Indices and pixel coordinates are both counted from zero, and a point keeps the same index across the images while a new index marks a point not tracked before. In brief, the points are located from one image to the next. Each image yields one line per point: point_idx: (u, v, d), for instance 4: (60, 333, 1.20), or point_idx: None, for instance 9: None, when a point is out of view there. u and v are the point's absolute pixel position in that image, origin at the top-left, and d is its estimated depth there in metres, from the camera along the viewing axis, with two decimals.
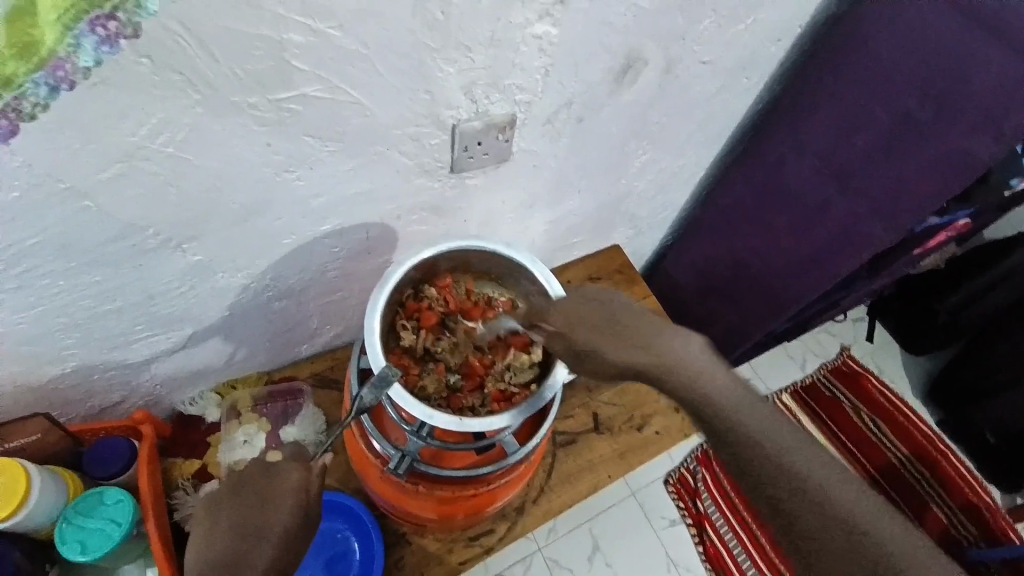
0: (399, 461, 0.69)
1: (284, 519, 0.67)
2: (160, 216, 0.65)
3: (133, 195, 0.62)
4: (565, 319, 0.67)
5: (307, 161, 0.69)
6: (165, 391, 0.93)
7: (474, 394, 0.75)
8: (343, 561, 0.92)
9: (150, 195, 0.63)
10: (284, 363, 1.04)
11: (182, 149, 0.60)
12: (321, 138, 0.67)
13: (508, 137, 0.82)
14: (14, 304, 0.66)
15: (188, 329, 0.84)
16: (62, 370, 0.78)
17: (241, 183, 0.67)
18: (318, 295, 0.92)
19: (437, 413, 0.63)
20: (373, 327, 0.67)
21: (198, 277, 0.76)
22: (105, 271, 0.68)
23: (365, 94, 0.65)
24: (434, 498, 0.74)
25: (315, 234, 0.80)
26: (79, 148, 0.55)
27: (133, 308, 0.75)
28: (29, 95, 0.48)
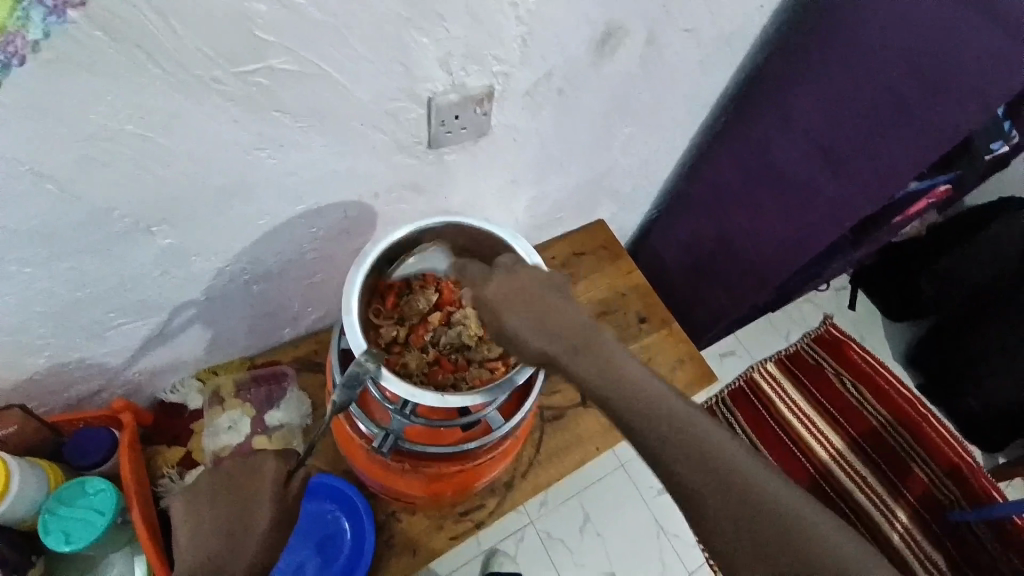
0: (383, 440, 0.68)
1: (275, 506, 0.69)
2: (128, 198, 0.63)
3: (97, 177, 0.59)
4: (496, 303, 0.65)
5: (278, 139, 0.67)
6: (146, 379, 0.91)
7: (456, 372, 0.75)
8: (333, 541, 0.93)
9: (114, 177, 0.60)
10: (268, 348, 1.03)
11: (145, 127, 0.58)
12: (291, 114, 0.65)
13: (487, 111, 0.80)
14: None
15: (166, 315, 0.82)
16: (36, 361, 0.76)
17: (211, 163, 0.65)
18: (298, 278, 0.90)
19: (420, 391, 0.62)
20: (350, 306, 0.66)
21: (172, 262, 0.74)
22: (73, 258, 0.66)
23: (336, 67, 0.63)
24: (421, 475, 0.74)
25: (292, 215, 0.78)
26: (36, 129, 0.52)
27: (106, 296, 0.73)
28: None
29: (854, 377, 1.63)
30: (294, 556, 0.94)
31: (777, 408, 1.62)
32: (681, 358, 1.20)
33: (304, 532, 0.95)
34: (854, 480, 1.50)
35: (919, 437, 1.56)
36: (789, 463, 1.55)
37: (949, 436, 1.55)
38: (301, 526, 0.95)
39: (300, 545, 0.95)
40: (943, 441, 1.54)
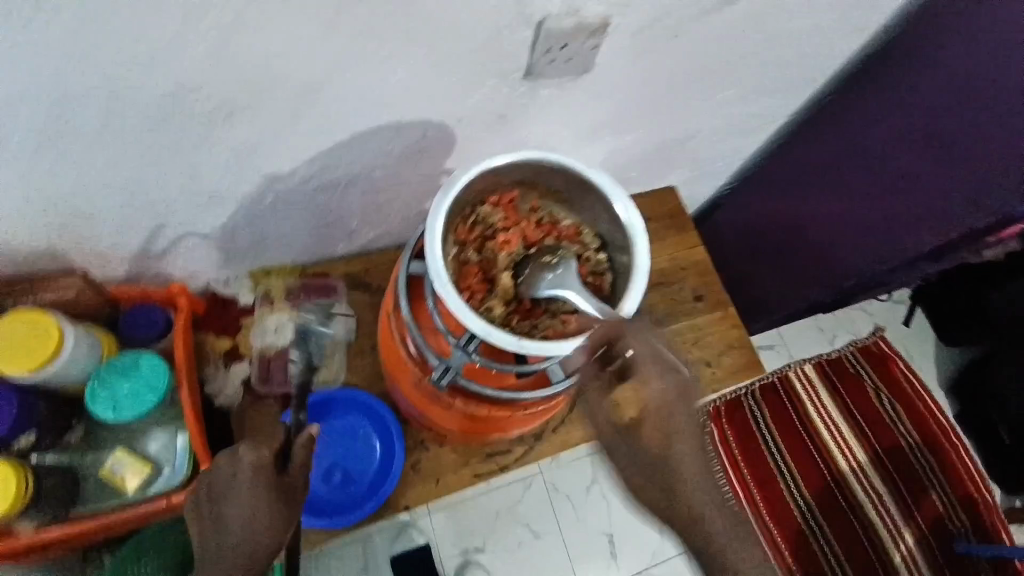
0: (442, 373, 0.65)
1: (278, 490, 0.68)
2: (215, 77, 0.59)
3: (186, 48, 0.55)
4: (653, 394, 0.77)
5: (376, 37, 0.61)
6: (202, 268, 0.91)
7: (543, 315, 0.62)
8: (361, 461, 0.95)
9: (203, 51, 0.56)
10: (321, 260, 1.02)
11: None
12: (394, 14, 0.59)
13: (595, 45, 0.73)
14: (56, 155, 0.61)
15: (232, 210, 0.80)
16: (105, 233, 0.75)
17: (303, 52, 0.60)
18: (363, 193, 0.87)
19: (496, 331, 0.55)
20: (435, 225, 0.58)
21: (246, 154, 0.71)
22: (150, 133, 0.63)
23: None
24: (467, 412, 0.73)
25: (372, 126, 0.74)
26: None
27: (177, 178, 0.71)
28: None
29: (891, 393, 1.57)
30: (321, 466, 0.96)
31: (806, 410, 1.55)
32: (730, 345, 1.15)
33: (330, 443, 0.95)
34: (869, 495, 1.47)
35: (943, 464, 1.52)
36: (808, 468, 1.52)
37: (972, 469, 1.52)
38: (328, 436, 0.95)
39: (324, 455, 0.94)
40: (965, 470, 1.52)
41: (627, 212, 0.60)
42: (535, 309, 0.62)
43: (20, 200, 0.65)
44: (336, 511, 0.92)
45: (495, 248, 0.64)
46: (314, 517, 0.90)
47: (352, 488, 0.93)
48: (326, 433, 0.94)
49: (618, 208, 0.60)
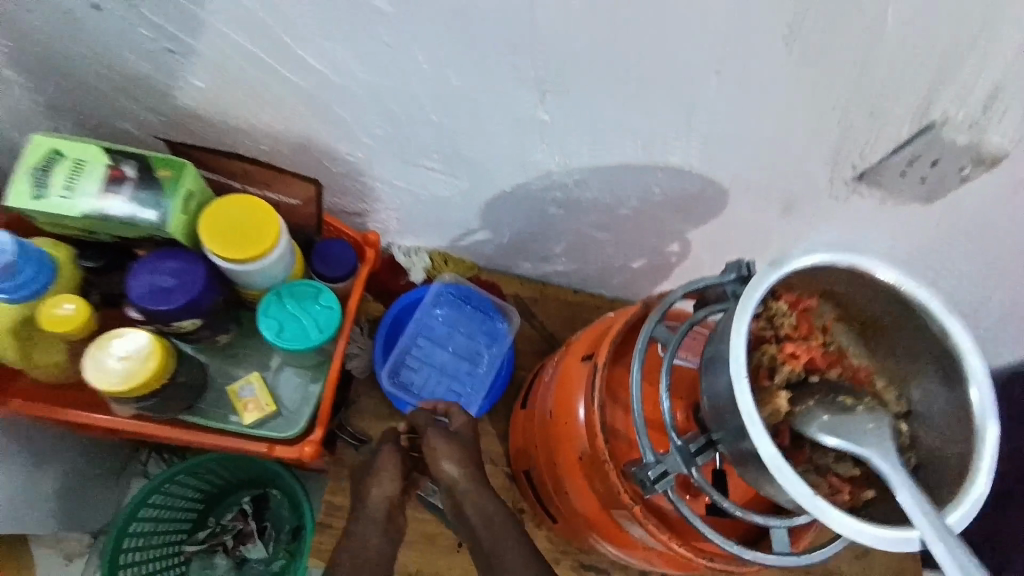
0: (660, 477, 0.50)
1: (387, 495, 0.73)
2: (563, 48, 0.50)
3: (561, 15, 0.47)
4: (443, 475, 0.73)
5: (745, 78, 0.51)
6: (398, 227, 0.86)
7: (812, 474, 0.47)
8: (491, 332, 0.86)
9: (575, 21, 0.47)
10: (498, 266, 0.95)
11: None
12: (796, 51, 0.47)
13: (967, 176, 0.58)
14: (362, 66, 0.55)
15: (466, 185, 0.74)
16: (344, 157, 0.71)
17: (660, 62, 0.50)
18: (591, 222, 0.78)
19: (798, 477, 0.42)
20: (750, 300, 0.46)
21: (525, 136, 0.63)
22: (462, 80, 0.56)
23: (898, 28, 0.44)
24: (634, 527, 0.58)
25: (657, 161, 0.64)
26: None
27: (447, 134, 0.64)
28: None
29: None
30: (453, 320, 0.86)
31: None
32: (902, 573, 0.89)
33: (472, 306, 0.86)
34: None
35: None
36: None
37: None
38: (474, 301, 0.87)
39: (461, 312, 0.86)
40: None
41: (983, 398, 0.45)
42: (799, 453, 0.47)
43: (297, 95, 0.61)
44: (460, 385, 0.84)
45: (774, 358, 0.49)
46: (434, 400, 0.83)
47: (493, 350, 0.86)
48: (465, 303, 0.87)
49: (973, 388, 0.45)
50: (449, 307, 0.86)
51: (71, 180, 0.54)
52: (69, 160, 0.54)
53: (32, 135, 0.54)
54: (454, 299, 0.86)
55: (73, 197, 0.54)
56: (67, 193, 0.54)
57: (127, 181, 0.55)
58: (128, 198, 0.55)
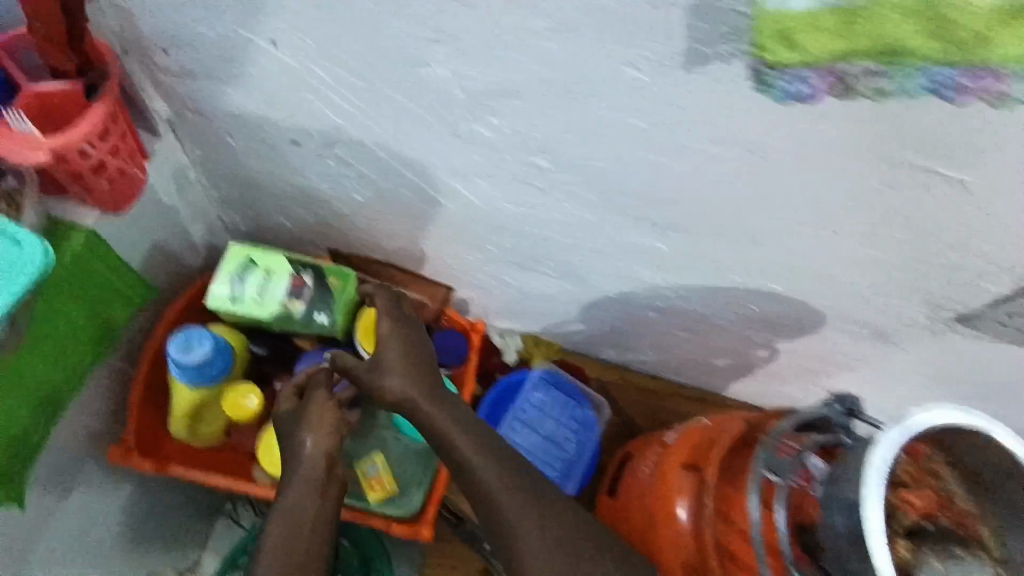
0: None
1: (325, 449, 0.63)
2: (694, 203, 0.58)
3: (696, 180, 0.54)
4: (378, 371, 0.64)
5: (857, 236, 0.57)
6: (498, 313, 0.94)
7: None
8: (579, 417, 0.92)
9: (707, 185, 0.55)
10: (583, 351, 1.01)
11: (788, 167, 0.50)
12: (906, 223, 0.53)
13: None
14: (507, 200, 0.64)
15: (571, 288, 0.81)
16: (467, 259, 0.79)
17: (778, 218, 0.57)
18: (683, 326, 0.84)
19: None
20: (874, 461, 0.50)
21: (639, 258, 0.70)
22: (592, 216, 0.64)
23: (1009, 216, 0.49)
24: None
25: (760, 288, 0.70)
26: (723, 123, 0.47)
27: (566, 251, 0.72)
28: (775, 87, 0.42)
29: None
30: (545, 404, 0.91)
31: None
32: None
33: (563, 391, 0.92)
34: None
35: None
36: None
37: None
38: (563, 387, 0.93)
39: (553, 397, 0.92)
40: None
41: None
42: None
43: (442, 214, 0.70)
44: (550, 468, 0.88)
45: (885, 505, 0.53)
46: None
47: (581, 436, 0.91)
48: (557, 388, 0.92)
49: None
50: (542, 391, 0.91)
51: (264, 287, 0.67)
52: (262, 269, 0.68)
53: (231, 247, 0.68)
54: (547, 384, 0.92)
55: (265, 301, 0.67)
56: (261, 298, 0.67)
57: (305, 288, 0.69)
58: (307, 302, 0.68)
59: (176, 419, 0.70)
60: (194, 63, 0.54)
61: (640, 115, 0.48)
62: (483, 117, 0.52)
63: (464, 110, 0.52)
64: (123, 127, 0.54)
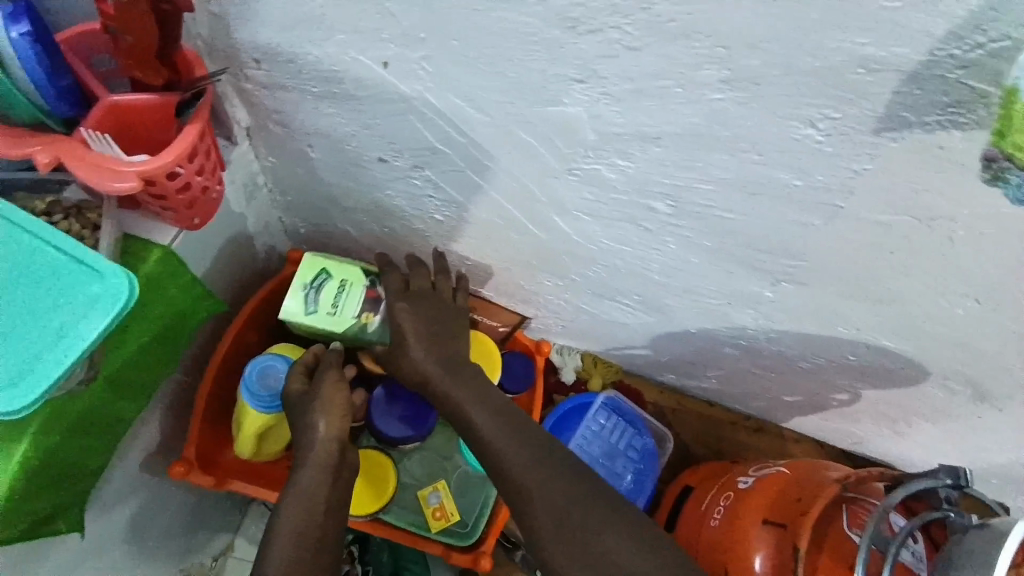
0: None
1: (337, 433, 0.62)
2: (824, 258, 0.52)
3: (837, 238, 0.49)
4: (414, 363, 0.66)
5: (1006, 308, 0.51)
6: (561, 333, 0.90)
7: None
8: (640, 449, 0.89)
9: (848, 244, 0.49)
10: (642, 374, 0.97)
11: (953, 239, 0.45)
12: None
13: None
14: (607, 236, 0.59)
15: (650, 319, 0.76)
16: (543, 283, 0.74)
17: (919, 282, 0.51)
18: (764, 364, 0.79)
19: None
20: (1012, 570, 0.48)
21: (737, 301, 0.65)
22: (699, 260, 0.58)
23: None
24: None
25: (866, 341, 0.65)
26: (897, 188, 0.41)
27: (657, 288, 0.67)
28: (1011, 187, 0.36)
29: None
30: (606, 432, 0.89)
31: None
32: None
33: (625, 420, 0.90)
34: None
35: None
36: None
37: None
38: (626, 416, 0.91)
39: (614, 425, 0.90)
40: None
41: None
42: None
43: (529, 241, 0.64)
44: None
45: None
46: None
47: (641, 468, 0.89)
48: (619, 417, 0.91)
49: None
50: (604, 419, 0.90)
51: (337, 299, 0.69)
52: (336, 280, 0.69)
53: (307, 257, 0.69)
54: (609, 412, 0.90)
55: (338, 312, 0.69)
56: (334, 310, 0.69)
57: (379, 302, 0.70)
58: (380, 317, 0.69)
59: (244, 445, 0.69)
60: (289, 76, 0.49)
61: (797, 173, 0.42)
62: (609, 159, 0.47)
63: (589, 150, 0.46)
64: (208, 143, 0.48)
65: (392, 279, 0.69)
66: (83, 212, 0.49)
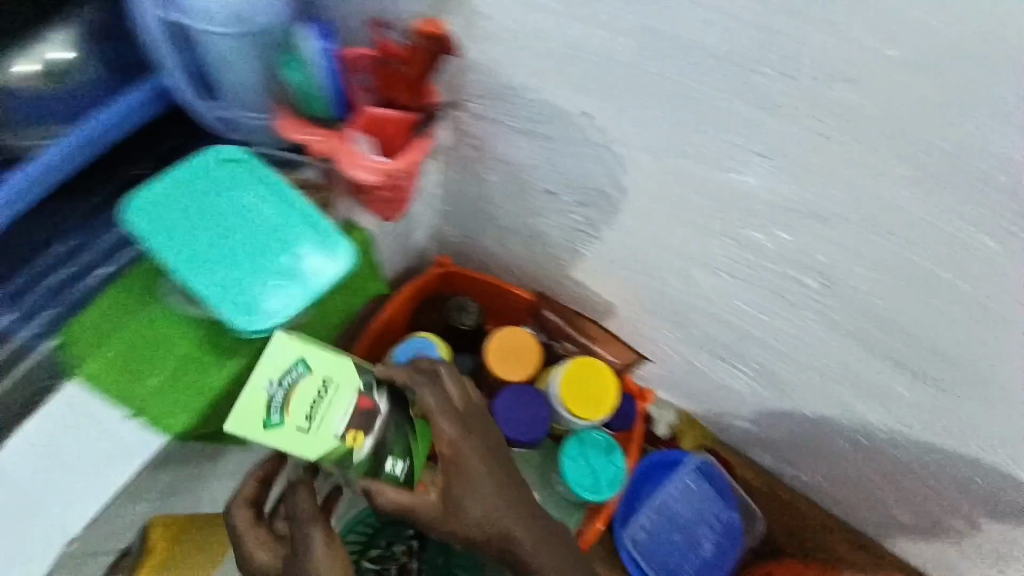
0: None
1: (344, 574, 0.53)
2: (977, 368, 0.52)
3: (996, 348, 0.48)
4: (470, 517, 0.56)
5: None
6: (663, 387, 0.92)
7: None
8: (722, 520, 0.89)
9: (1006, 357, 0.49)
10: (737, 449, 0.95)
11: None
12: None
13: None
14: (746, 302, 0.61)
15: (763, 392, 0.76)
16: (663, 333, 0.77)
17: None
18: (877, 467, 0.76)
19: None
20: None
21: (864, 392, 0.64)
22: (835, 343, 0.59)
23: None
24: None
25: (1004, 467, 0.61)
26: None
27: (781, 362, 0.68)
28: None
29: None
30: (693, 494, 0.89)
31: None
32: None
33: (715, 487, 0.90)
34: None
35: None
36: None
37: None
38: (717, 484, 0.90)
39: (703, 490, 0.89)
40: None
41: None
42: None
43: (664, 291, 0.69)
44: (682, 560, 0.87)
45: None
46: (654, 563, 0.86)
47: (720, 539, 0.88)
48: (710, 482, 0.90)
49: None
50: (694, 480, 0.89)
51: (316, 401, 0.52)
52: (316, 377, 0.52)
53: (279, 336, 0.52)
54: (701, 476, 0.90)
55: (315, 428, 0.51)
56: (306, 422, 0.51)
57: (378, 416, 0.54)
58: (373, 440, 0.53)
59: None
60: (498, 111, 0.58)
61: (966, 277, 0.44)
62: (771, 229, 0.50)
63: (754, 219, 0.50)
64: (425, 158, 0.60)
65: (427, 395, 0.59)
66: (319, 190, 0.61)
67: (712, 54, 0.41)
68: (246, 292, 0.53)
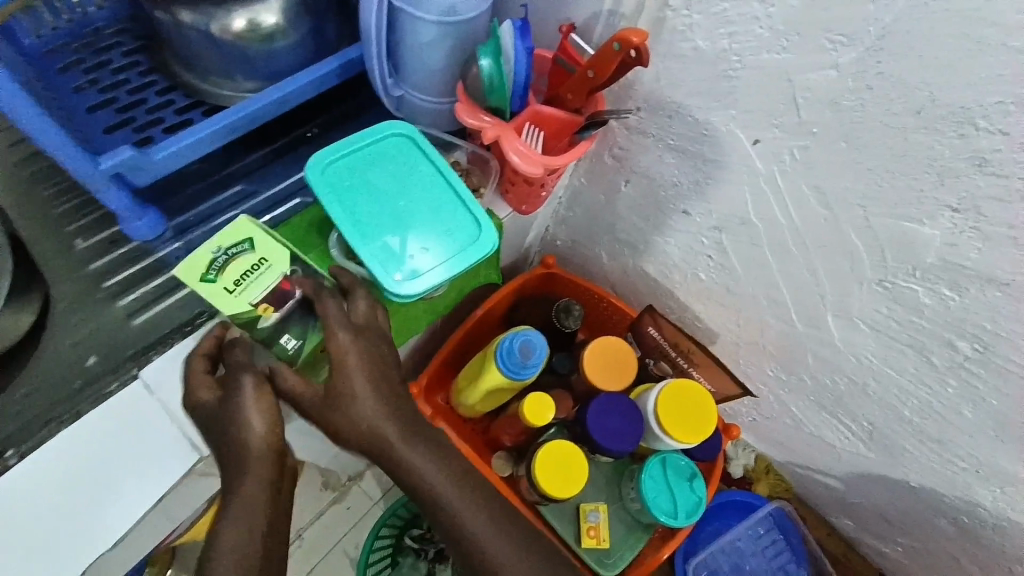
0: None
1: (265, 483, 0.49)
2: None
3: None
4: (353, 415, 0.53)
5: None
6: (748, 427, 0.89)
7: None
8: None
9: None
10: (814, 507, 0.91)
11: None
12: None
13: None
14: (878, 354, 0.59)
15: (865, 453, 0.73)
16: (767, 373, 0.76)
17: None
18: (978, 557, 0.71)
19: None
20: None
21: (989, 473, 0.60)
22: (971, 415, 0.56)
23: None
24: None
25: None
26: None
27: (898, 424, 0.65)
28: None
29: None
30: (764, 543, 0.86)
31: None
32: None
33: (787, 541, 0.87)
34: None
35: None
36: None
37: None
38: (790, 538, 0.87)
39: (775, 541, 0.86)
40: None
41: None
42: None
43: (784, 329, 0.67)
44: None
45: None
46: None
47: None
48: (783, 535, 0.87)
49: None
50: (766, 529, 0.87)
51: (246, 275, 0.50)
52: (254, 255, 0.51)
53: (240, 218, 0.52)
54: (775, 526, 0.87)
55: (237, 291, 0.50)
56: (235, 286, 0.50)
57: (293, 300, 0.52)
58: (282, 316, 0.52)
59: (473, 393, 0.76)
60: (658, 127, 0.59)
61: None
62: (937, 285, 0.50)
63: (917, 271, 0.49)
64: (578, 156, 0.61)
65: (331, 304, 0.53)
66: (470, 174, 0.65)
67: (933, 103, 0.40)
68: (399, 255, 0.56)
